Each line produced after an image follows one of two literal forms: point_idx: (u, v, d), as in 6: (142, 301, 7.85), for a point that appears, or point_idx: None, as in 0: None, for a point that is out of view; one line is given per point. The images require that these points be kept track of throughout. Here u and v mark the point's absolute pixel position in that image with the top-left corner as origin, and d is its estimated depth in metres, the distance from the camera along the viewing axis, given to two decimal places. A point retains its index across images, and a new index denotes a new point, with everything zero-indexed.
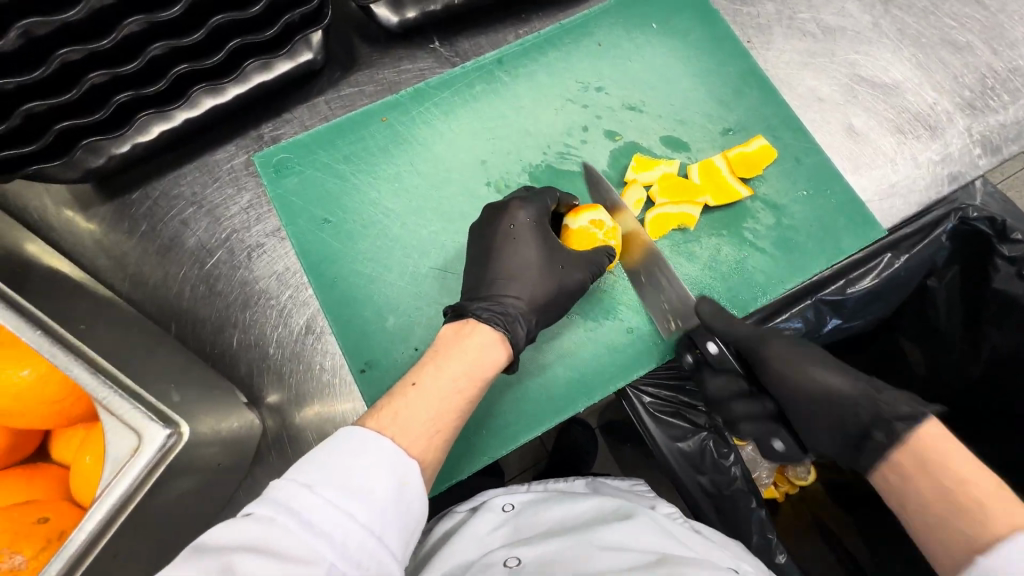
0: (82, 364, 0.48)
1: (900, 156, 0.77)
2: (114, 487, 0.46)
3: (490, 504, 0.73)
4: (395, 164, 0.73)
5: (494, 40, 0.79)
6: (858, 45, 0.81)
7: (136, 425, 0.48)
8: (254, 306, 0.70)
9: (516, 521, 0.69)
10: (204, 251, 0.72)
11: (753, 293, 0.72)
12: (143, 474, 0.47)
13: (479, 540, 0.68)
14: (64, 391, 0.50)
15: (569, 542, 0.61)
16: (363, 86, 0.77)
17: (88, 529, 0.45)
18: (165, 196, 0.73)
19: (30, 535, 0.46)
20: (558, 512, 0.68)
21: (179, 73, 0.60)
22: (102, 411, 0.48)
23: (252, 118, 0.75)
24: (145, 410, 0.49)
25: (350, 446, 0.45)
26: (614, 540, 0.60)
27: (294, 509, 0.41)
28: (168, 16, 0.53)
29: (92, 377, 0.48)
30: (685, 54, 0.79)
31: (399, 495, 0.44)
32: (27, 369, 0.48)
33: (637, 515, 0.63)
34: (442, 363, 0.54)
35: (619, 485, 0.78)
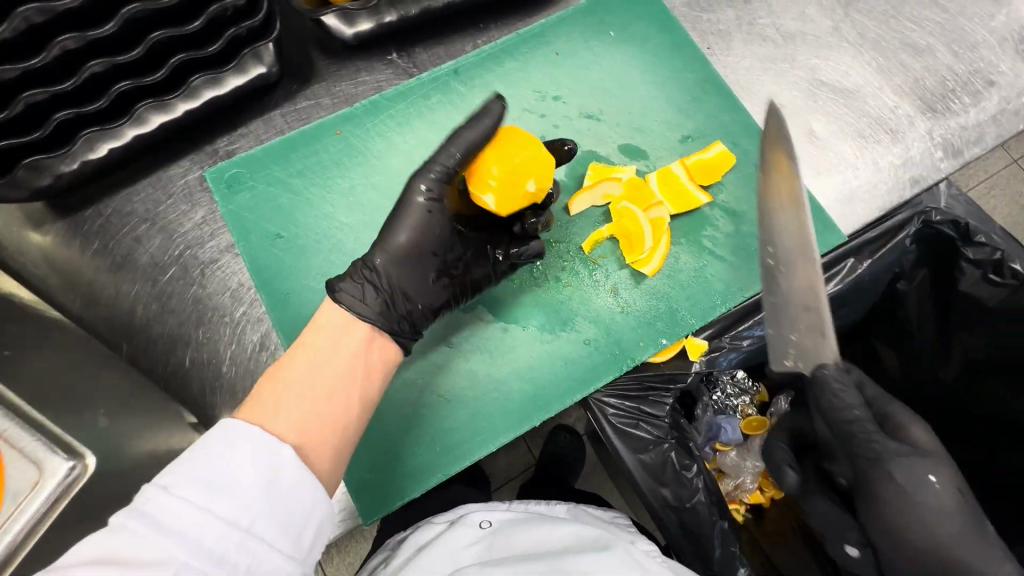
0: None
1: (861, 160, 0.77)
2: None
3: (466, 518, 0.71)
4: (351, 177, 0.73)
5: (451, 50, 0.78)
6: (819, 50, 0.81)
7: None
8: (208, 324, 0.69)
9: (493, 538, 0.68)
10: (157, 268, 0.70)
11: (713, 303, 0.70)
12: None
13: (452, 554, 0.67)
14: None
15: (545, 568, 0.60)
16: (319, 99, 0.76)
17: None
18: (118, 213, 0.72)
19: None
20: (536, 535, 0.68)
21: (120, 89, 0.59)
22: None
23: (207, 133, 0.74)
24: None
25: (209, 445, 0.45)
26: (587, 571, 0.59)
27: (148, 511, 0.41)
28: (70, 6, 0.50)
29: None
30: (644, 61, 0.79)
31: (270, 488, 0.44)
32: None
33: (614, 547, 0.63)
34: (292, 354, 0.53)
35: (600, 515, 0.77)
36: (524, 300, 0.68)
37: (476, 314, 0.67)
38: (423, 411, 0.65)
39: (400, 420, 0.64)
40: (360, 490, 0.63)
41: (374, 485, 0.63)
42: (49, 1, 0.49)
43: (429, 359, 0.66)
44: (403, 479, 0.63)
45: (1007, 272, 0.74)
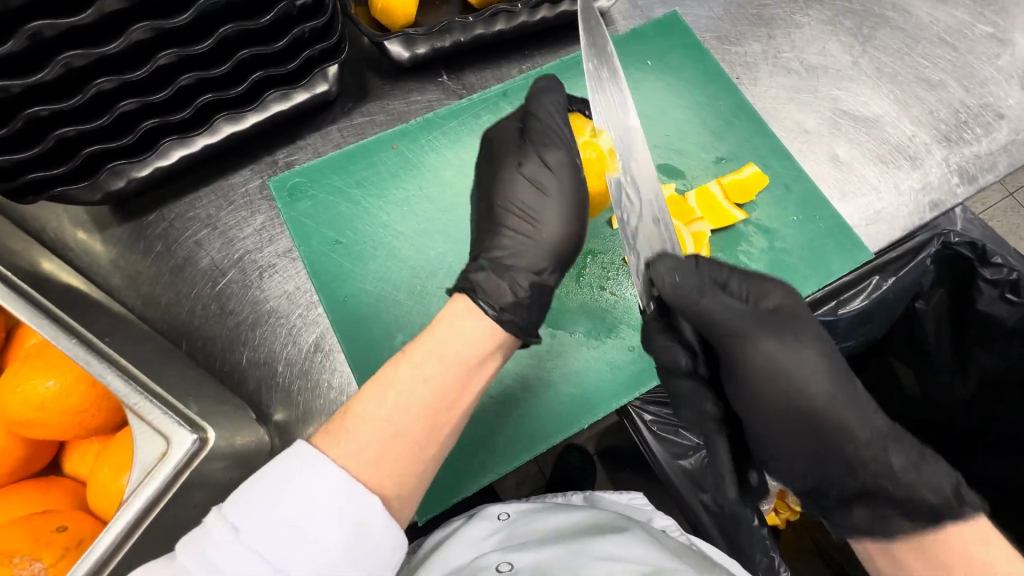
0: (119, 373, 0.50)
1: (883, 184, 0.81)
2: (143, 488, 0.48)
3: (485, 512, 0.73)
4: (405, 190, 0.77)
5: (499, 74, 0.84)
6: (840, 82, 0.87)
7: (164, 431, 0.51)
8: (264, 325, 0.72)
9: (512, 529, 0.70)
10: (217, 271, 0.73)
11: None
12: (170, 478, 0.49)
13: (474, 544, 0.68)
14: (87, 400, 0.52)
15: (565, 550, 0.61)
16: (374, 116, 0.81)
17: (110, 537, 0.46)
18: (180, 218, 0.75)
19: (48, 543, 0.47)
20: (554, 521, 0.70)
21: (204, 101, 0.63)
22: (134, 416, 0.51)
23: (267, 145, 0.78)
24: (176, 417, 0.52)
25: (289, 471, 0.44)
26: (609, 552, 0.60)
27: (212, 558, 0.40)
28: (176, 27, 0.54)
29: (125, 385, 0.50)
30: (679, 88, 0.84)
31: (355, 540, 0.43)
32: (52, 380, 0.50)
33: (633, 530, 0.64)
34: (406, 366, 0.50)
35: (619, 499, 0.77)
36: (571, 308, 0.71)
37: None
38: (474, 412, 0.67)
39: None
40: None
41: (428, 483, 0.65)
42: (159, 20, 0.53)
43: None
44: (455, 477, 0.65)
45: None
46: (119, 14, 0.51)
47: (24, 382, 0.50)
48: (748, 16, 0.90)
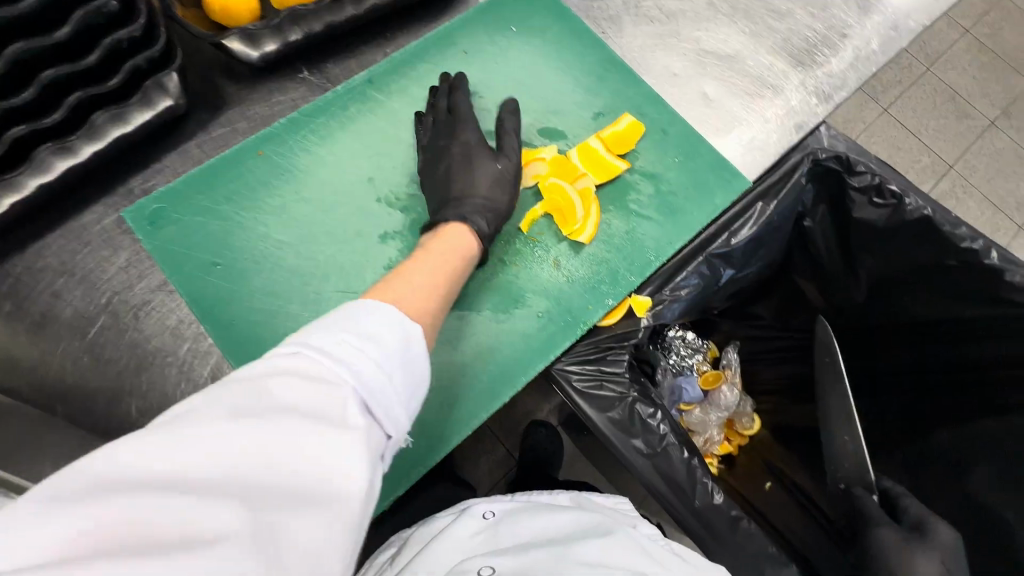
0: None
1: (751, 115, 0.85)
2: None
3: (472, 510, 0.72)
4: (280, 196, 0.72)
5: (361, 61, 0.80)
6: (700, 24, 0.90)
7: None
8: (150, 368, 0.65)
9: (496, 531, 0.69)
10: (84, 320, 0.66)
11: (647, 258, 0.75)
12: None
13: (457, 546, 0.68)
14: None
15: (548, 554, 0.62)
16: (234, 124, 0.75)
17: None
18: (28, 270, 0.67)
19: None
20: (542, 523, 0.69)
21: (15, 134, 0.58)
22: None
23: (117, 174, 0.71)
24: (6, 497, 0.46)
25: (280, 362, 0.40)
26: (593, 556, 0.62)
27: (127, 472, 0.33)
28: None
29: None
30: (548, 50, 0.84)
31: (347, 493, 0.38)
32: None
33: (617, 532, 0.66)
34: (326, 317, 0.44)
35: (605, 503, 0.80)
36: (473, 286, 0.70)
37: None
38: None
39: None
40: None
41: None
42: None
43: None
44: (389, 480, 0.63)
45: (887, 193, 0.85)
46: None
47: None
48: None
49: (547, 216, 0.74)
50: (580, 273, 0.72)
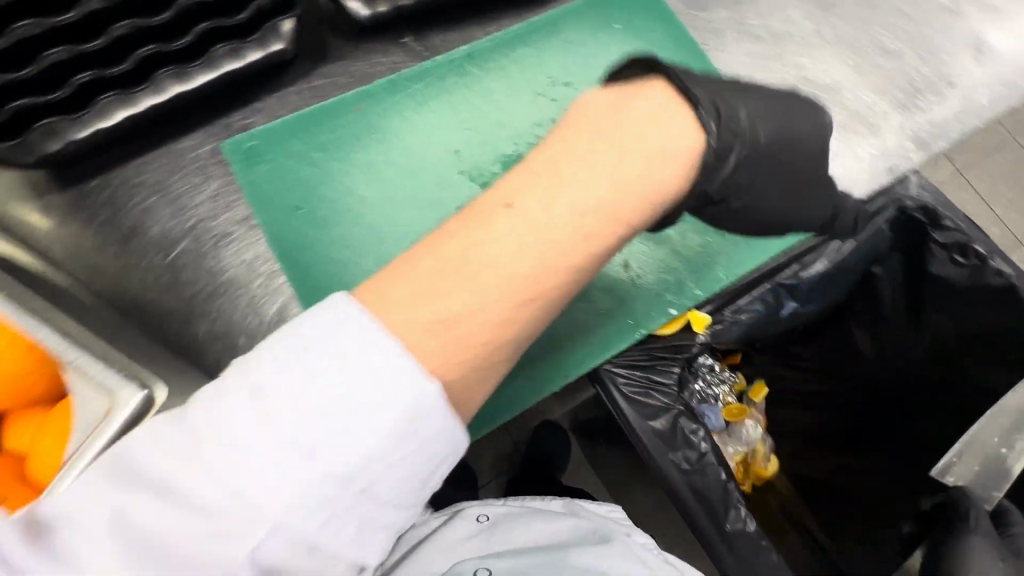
0: (50, 331, 0.57)
1: (843, 150, 0.83)
2: (89, 448, 0.53)
3: (465, 513, 0.74)
4: (369, 154, 0.74)
5: (463, 35, 0.80)
6: (803, 51, 0.88)
7: (113, 390, 0.56)
8: (222, 295, 0.68)
9: (491, 533, 0.71)
10: (168, 240, 0.69)
11: (716, 273, 0.75)
12: (115, 432, 0.54)
13: (451, 549, 0.69)
14: (23, 376, 0.56)
15: (544, 560, 0.65)
16: (334, 78, 0.77)
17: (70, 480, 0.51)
18: (126, 184, 0.70)
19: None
20: (535, 530, 0.71)
21: (142, 53, 0.61)
22: (75, 378, 0.56)
23: (219, 107, 0.74)
24: (122, 376, 0.57)
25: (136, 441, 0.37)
26: (585, 561, 0.64)
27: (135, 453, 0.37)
28: None
29: (57, 343, 0.57)
30: (648, 53, 0.84)
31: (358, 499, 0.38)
32: None
33: (613, 539, 0.67)
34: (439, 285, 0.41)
35: (597, 509, 0.76)
36: None
37: None
38: None
39: None
40: None
41: None
42: None
43: None
44: None
45: (971, 254, 0.83)
46: None
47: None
48: None
49: None
50: (648, 277, 0.72)
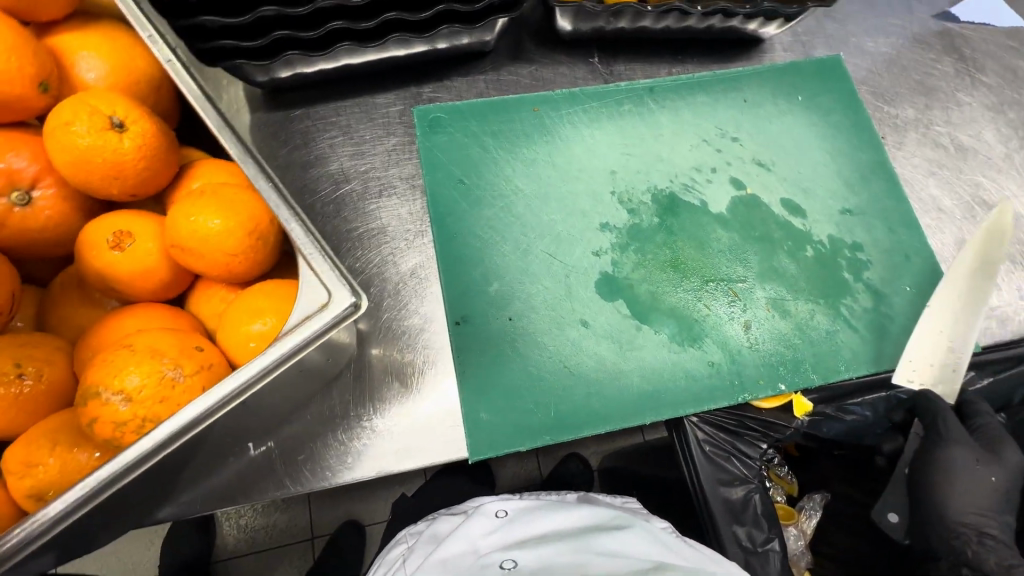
0: (301, 224, 0.48)
1: (1006, 283, 0.78)
2: (286, 339, 0.44)
3: (484, 509, 0.72)
4: (533, 152, 0.79)
5: (648, 70, 0.85)
6: (987, 171, 0.84)
7: (329, 287, 0.46)
8: (371, 238, 0.74)
9: (513, 528, 0.69)
10: (341, 177, 0.77)
11: (837, 366, 0.71)
12: (322, 329, 0.45)
13: (472, 542, 0.67)
14: (245, 246, 0.49)
15: (570, 554, 0.63)
16: (520, 77, 0.83)
17: (244, 378, 0.42)
18: (322, 120, 0.79)
19: (189, 357, 0.42)
20: (552, 522, 0.70)
21: (389, 18, 0.67)
22: (301, 265, 0.47)
23: (417, 77, 0.82)
24: (340, 276, 0.47)
25: None
26: (610, 548, 0.64)
27: None
28: None
29: (305, 237, 0.47)
30: (823, 131, 0.83)
31: None
32: (219, 219, 0.47)
33: (634, 526, 0.68)
34: None
35: (612, 500, 0.80)
36: (662, 307, 0.71)
37: (615, 305, 0.71)
38: (548, 377, 0.68)
39: (526, 377, 0.68)
40: (474, 428, 0.66)
41: (486, 428, 0.66)
42: None
43: (564, 332, 0.70)
44: (514, 433, 0.66)
45: None
46: None
47: (116, 172, 0.48)
48: (909, 81, 0.89)
49: (759, 281, 0.74)
50: (765, 345, 0.71)
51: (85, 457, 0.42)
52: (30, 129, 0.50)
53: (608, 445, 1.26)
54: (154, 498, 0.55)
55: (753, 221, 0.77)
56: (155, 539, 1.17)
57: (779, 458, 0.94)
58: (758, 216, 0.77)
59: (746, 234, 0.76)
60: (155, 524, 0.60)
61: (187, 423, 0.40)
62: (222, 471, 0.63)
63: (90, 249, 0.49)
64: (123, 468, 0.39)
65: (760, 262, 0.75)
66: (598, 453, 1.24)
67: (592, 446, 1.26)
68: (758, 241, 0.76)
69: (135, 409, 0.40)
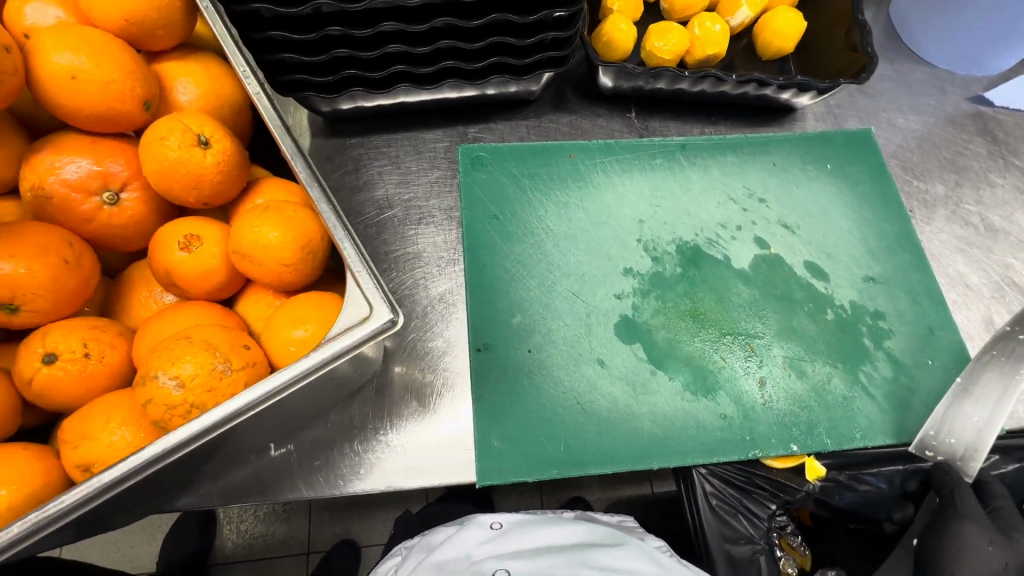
0: (353, 245, 0.53)
1: None
2: (331, 344, 0.48)
3: (477, 519, 0.72)
4: (567, 195, 0.83)
5: (682, 128, 0.89)
6: (1017, 253, 0.84)
7: (371, 301, 0.50)
8: (406, 261, 0.79)
9: (505, 538, 0.69)
10: (385, 203, 0.83)
11: (852, 433, 0.71)
12: (363, 338, 0.49)
13: (465, 551, 0.68)
14: (297, 258, 0.53)
15: (561, 561, 0.63)
16: (560, 125, 0.89)
17: (286, 377, 0.46)
18: (375, 150, 0.86)
19: (238, 353, 0.47)
20: (545, 534, 0.70)
21: (446, 65, 0.74)
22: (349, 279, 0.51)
23: (465, 118, 0.88)
24: (382, 292, 0.51)
25: None
26: (609, 563, 0.64)
27: None
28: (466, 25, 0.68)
29: (356, 256, 0.52)
30: (849, 200, 0.86)
31: None
32: (277, 232, 0.52)
33: (628, 545, 0.68)
34: None
35: (610, 521, 0.79)
36: (678, 354, 0.73)
37: (632, 348, 0.73)
38: (560, 411, 0.70)
39: (540, 410, 0.70)
40: (484, 454, 0.67)
41: (496, 455, 0.67)
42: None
43: (580, 370, 0.72)
44: (523, 464, 0.67)
45: None
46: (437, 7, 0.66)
47: (195, 182, 0.54)
48: (940, 159, 0.91)
49: (778, 339, 0.75)
50: (779, 404, 0.71)
51: (133, 436, 0.46)
52: (127, 141, 0.58)
53: (613, 493, 1.24)
54: (178, 486, 0.59)
55: (775, 279, 0.79)
56: (157, 534, 1.19)
57: (792, 525, 0.87)
58: (781, 275, 0.79)
59: (767, 292, 0.78)
60: (173, 511, 0.63)
61: (232, 412, 0.45)
62: (244, 467, 0.66)
63: (161, 248, 0.54)
64: (167, 448, 0.43)
65: (780, 320, 0.76)
66: (602, 500, 1.22)
67: (596, 492, 1.24)
68: (778, 300, 0.77)
69: (186, 394, 0.44)
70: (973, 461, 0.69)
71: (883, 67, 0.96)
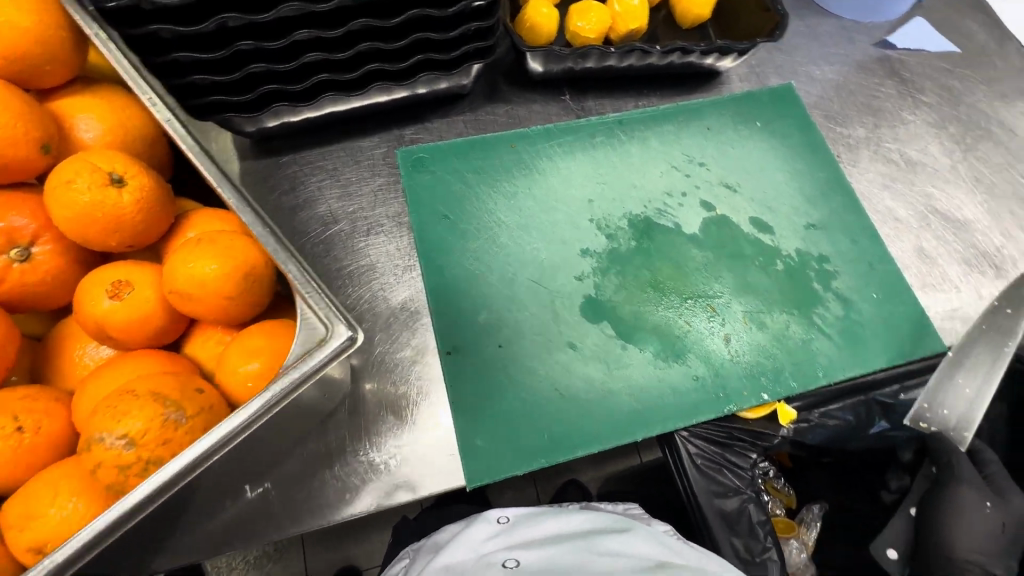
0: (298, 268, 0.51)
1: (964, 284, 0.83)
2: (290, 372, 0.46)
3: (485, 514, 0.71)
4: (513, 185, 0.83)
5: (616, 104, 0.91)
6: (935, 182, 0.90)
7: (326, 321, 0.48)
8: (360, 275, 0.76)
9: (513, 534, 0.69)
10: (330, 218, 0.80)
11: (815, 373, 0.75)
12: (322, 362, 0.47)
13: (473, 546, 0.68)
14: (240, 288, 0.51)
15: (571, 550, 0.64)
16: (497, 116, 0.88)
17: (244, 417, 0.44)
18: (310, 165, 0.83)
19: (189, 399, 0.44)
20: (553, 526, 0.70)
21: (370, 68, 0.72)
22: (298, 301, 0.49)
23: (400, 121, 0.86)
24: (336, 310, 0.49)
25: None
26: (615, 548, 0.65)
27: None
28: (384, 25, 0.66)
29: (302, 277, 0.50)
30: (782, 153, 0.89)
31: None
32: (215, 264, 0.49)
33: (636, 530, 0.69)
34: None
35: (614, 509, 0.80)
36: (645, 325, 0.75)
37: (600, 326, 0.74)
38: (540, 400, 0.70)
39: (519, 402, 0.70)
40: (470, 456, 0.66)
41: (483, 455, 0.67)
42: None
43: (553, 356, 0.72)
44: (512, 459, 0.67)
45: None
46: (351, 9, 0.64)
47: (116, 224, 0.50)
48: (858, 104, 0.96)
49: (736, 295, 0.78)
50: (746, 357, 0.74)
51: (83, 506, 0.42)
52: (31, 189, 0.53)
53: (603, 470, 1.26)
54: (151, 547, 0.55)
55: (725, 239, 0.81)
56: None
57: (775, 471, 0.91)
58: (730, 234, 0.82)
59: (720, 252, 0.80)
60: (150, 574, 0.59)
61: (192, 463, 0.42)
62: (221, 514, 0.62)
63: (88, 298, 0.50)
64: (125, 512, 0.40)
65: (735, 277, 0.79)
66: (594, 478, 1.23)
67: (587, 472, 1.26)
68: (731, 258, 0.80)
69: (137, 452, 0.41)
70: (966, 432, 0.72)
71: (795, 23, 1.01)
